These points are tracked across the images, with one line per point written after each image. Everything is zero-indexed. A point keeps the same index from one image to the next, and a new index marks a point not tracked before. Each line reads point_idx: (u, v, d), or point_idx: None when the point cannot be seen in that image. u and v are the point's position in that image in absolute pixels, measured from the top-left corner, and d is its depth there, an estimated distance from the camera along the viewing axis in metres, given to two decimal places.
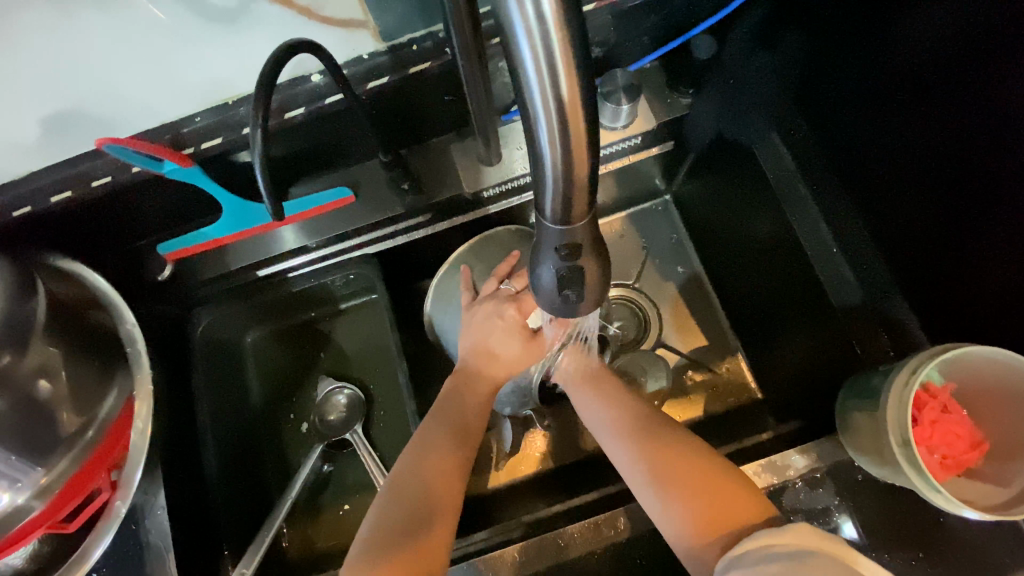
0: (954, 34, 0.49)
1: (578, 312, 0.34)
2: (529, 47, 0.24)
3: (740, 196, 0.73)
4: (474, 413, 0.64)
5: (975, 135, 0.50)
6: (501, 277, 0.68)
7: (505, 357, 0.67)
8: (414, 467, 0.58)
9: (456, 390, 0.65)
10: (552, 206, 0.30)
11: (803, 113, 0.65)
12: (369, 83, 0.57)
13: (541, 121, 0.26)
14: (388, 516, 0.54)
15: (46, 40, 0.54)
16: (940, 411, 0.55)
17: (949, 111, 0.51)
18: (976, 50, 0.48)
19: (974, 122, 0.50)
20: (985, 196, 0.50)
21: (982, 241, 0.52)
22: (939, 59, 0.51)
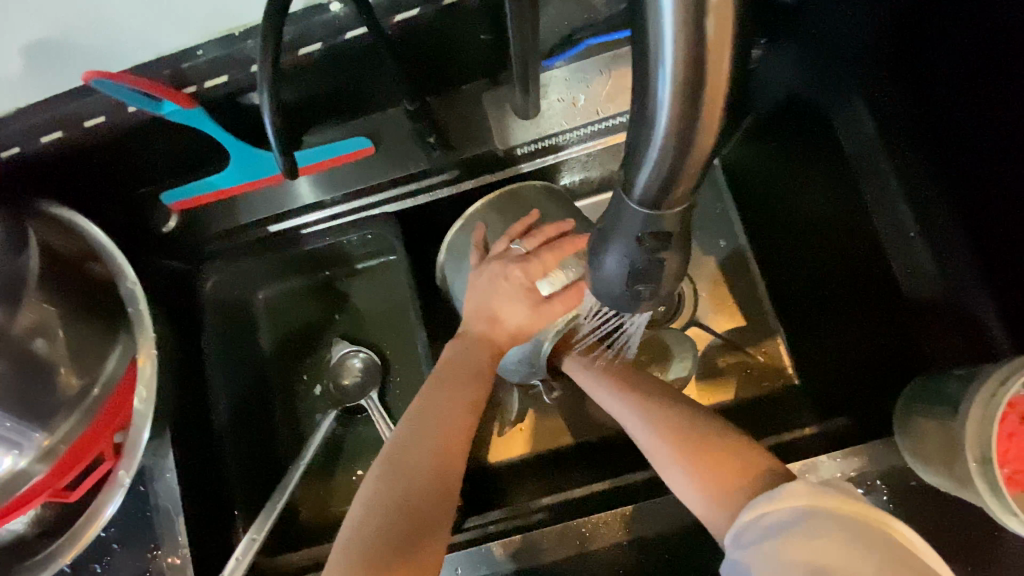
0: None
1: (643, 308, 0.29)
2: None
3: (805, 164, 0.65)
4: (473, 386, 0.57)
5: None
6: (512, 236, 0.60)
7: (518, 331, 0.59)
8: (409, 445, 0.52)
9: (453, 359, 0.58)
10: (645, 183, 0.23)
11: (894, 73, 0.55)
12: (397, 16, 0.50)
13: (665, 67, 0.20)
14: (379, 503, 0.48)
15: None
16: (1018, 423, 0.50)
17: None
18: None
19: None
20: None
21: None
22: None
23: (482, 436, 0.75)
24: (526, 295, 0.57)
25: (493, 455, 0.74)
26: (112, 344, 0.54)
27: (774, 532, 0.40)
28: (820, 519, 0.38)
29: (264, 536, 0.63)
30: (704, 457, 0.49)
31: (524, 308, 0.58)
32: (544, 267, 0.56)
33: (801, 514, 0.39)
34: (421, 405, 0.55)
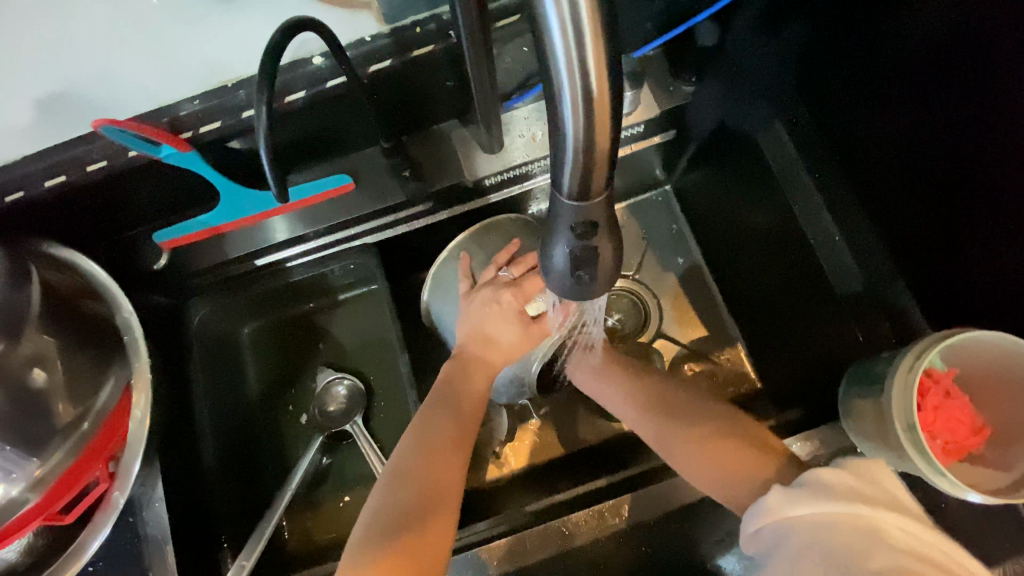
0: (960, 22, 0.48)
1: (592, 293, 0.34)
2: (555, 17, 0.23)
3: (743, 184, 0.73)
4: (471, 403, 0.62)
5: (981, 111, 0.49)
6: (500, 265, 0.66)
7: (502, 346, 0.64)
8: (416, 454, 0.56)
9: (452, 378, 0.63)
10: (569, 183, 0.29)
11: (805, 103, 0.63)
12: (373, 67, 0.54)
13: (564, 92, 0.25)
14: (388, 507, 0.52)
15: (48, 29, 0.52)
16: (943, 397, 0.55)
17: (953, 91, 0.50)
18: (997, 28, 0.46)
19: (985, 98, 0.48)
20: (998, 181, 0.49)
21: (1000, 224, 0.50)
22: (948, 41, 0.50)
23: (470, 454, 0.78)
24: (508, 313, 0.63)
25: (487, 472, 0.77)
26: (104, 376, 0.56)
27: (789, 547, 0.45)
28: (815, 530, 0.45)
29: (253, 562, 0.64)
30: (702, 450, 0.56)
31: (501, 321, 0.63)
32: (533, 289, 0.62)
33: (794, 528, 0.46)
34: (432, 400, 0.61)
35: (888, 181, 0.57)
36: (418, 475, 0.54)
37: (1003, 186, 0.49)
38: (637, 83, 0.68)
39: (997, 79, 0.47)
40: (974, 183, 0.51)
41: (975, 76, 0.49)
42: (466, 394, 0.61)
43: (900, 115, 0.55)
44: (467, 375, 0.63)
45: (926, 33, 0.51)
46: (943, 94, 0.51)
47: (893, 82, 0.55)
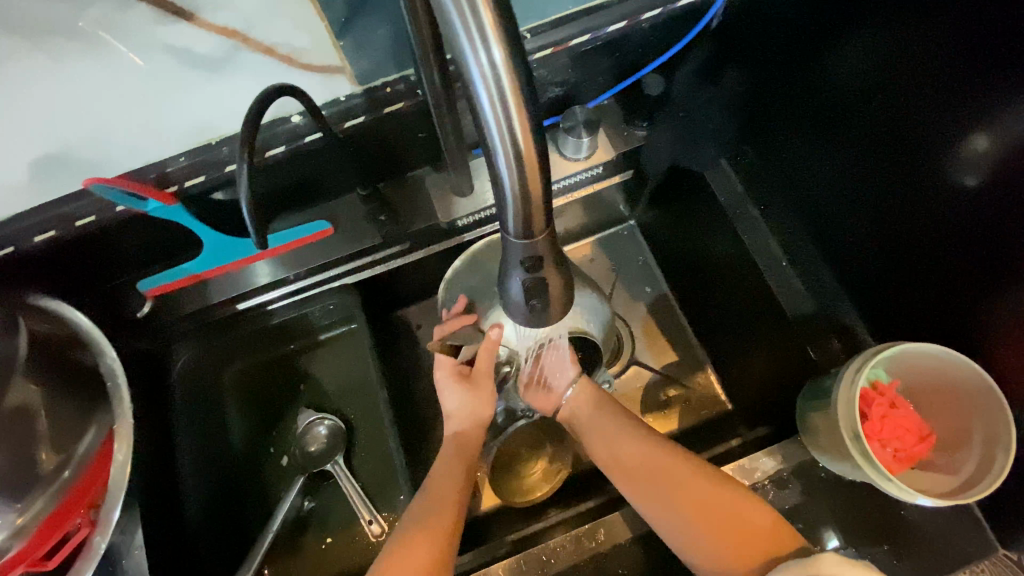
0: (867, 69, 0.56)
1: (546, 320, 0.38)
2: (484, 92, 0.27)
3: (697, 217, 0.78)
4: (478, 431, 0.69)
5: (888, 145, 0.56)
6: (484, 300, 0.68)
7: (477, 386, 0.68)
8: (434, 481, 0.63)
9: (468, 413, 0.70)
10: (514, 226, 0.33)
11: (751, 143, 0.74)
12: (347, 122, 0.60)
13: (499, 152, 0.29)
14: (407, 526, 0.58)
15: None
16: (888, 407, 0.59)
17: (865, 128, 0.58)
18: (891, 79, 0.54)
19: (891, 135, 0.56)
20: (912, 203, 0.56)
21: (921, 242, 0.56)
22: (863, 85, 0.57)
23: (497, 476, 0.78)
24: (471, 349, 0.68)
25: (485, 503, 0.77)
26: (87, 422, 0.58)
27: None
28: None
29: None
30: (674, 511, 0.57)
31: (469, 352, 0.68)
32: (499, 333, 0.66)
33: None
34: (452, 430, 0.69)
35: (825, 205, 0.66)
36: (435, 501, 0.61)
37: (916, 209, 0.56)
38: (594, 130, 0.69)
39: (896, 119, 0.55)
40: (896, 207, 0.58)
41: (881, 118, 0.56)
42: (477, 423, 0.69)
43: (830, 149, 0.63)
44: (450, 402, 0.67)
45: (840, 81, 0.59)
46: (860, 131, 0.59)
47: (823, 120, 0.63)
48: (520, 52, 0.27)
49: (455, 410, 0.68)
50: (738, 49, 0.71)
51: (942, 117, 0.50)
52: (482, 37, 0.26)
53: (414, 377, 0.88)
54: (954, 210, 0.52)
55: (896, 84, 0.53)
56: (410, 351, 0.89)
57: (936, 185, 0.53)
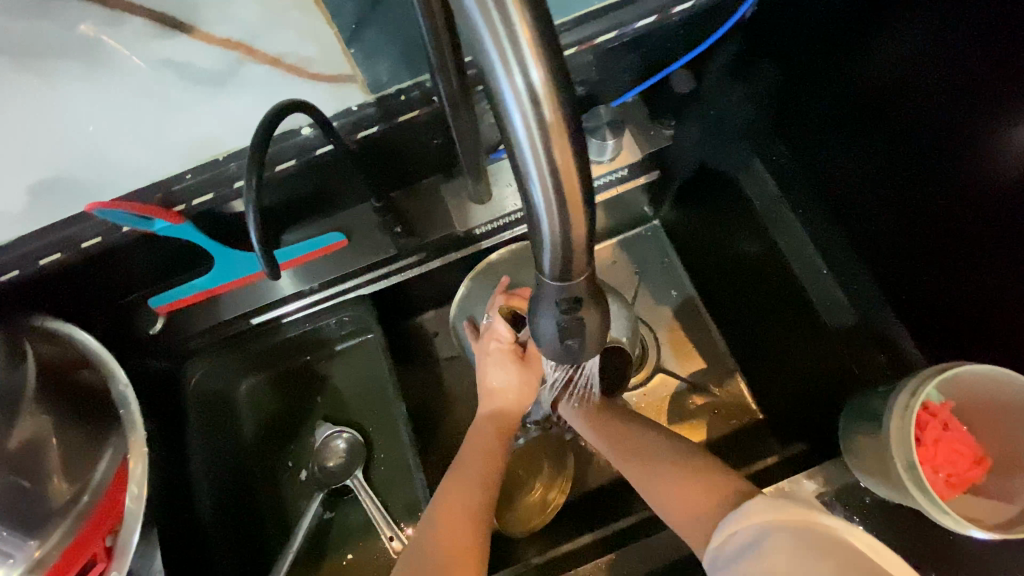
0: (920, 55, 0.50)
1: (581, 358, 0.34)
2: (522, 127, 0.24)
3: (728, 218, 0.74)
4: (486, 460, 0.64)
5: (945, 139, 0.51)
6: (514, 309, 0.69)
7: (506, 390, 0.67)
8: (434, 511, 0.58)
9: (474, 433, 0.67)
10: (550, 265, 0.30)
11: (781, 140, 0.67)
12: (359, 134, 0.55)
13: (535, 185, 0.26)
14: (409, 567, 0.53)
15: (38, 112, 0.54)
16: (941, 429, 0.55)
17: (916, 122, 0.53)
18: (952, 65, 0.48)
19: (948, 127, 0.50)
20: (972, 202, 0.50)
21: (984, 251, 0.51)
22: (914, 72, 0.51)
23: (504, 503, 0.75)
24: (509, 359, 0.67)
25: (511, 519, 0.74)
26: (101, 447, 0.56)
27: (733, 552, 0.45)
28: (779, 532, 0.43)
29: None
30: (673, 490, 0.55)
31: (505, 366, 0.67)
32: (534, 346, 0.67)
33: (760, 531, 0.44)
34: (458, 457, 0.65)
35: (862, 206, 0.60)
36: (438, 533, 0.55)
37: (977, 210, 0.50)
38: (617, 131, 0.67)
39: (954, 108, 0.49)
40: (952, 210, 0.52)
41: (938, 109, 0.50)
42: (484, 451, 0.64)
43: (873, 146, 0.57)
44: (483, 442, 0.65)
45: (891, 71, 0.54)
46: (912, 123, 0.53)
47: (866, 113, 0.57)
48: (561, 75, 0.23)
49: (500, 386, 0.67)
50: (771, 41, 0.65)
51: (1011, 103, 0.45)
52: (518, 57, 0.22)
53: (432, 388, 0.85)
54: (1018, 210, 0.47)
55: (955, 70, 0.48)
56: (428, 361, 0.87)
57: (996, 184, 0.48)
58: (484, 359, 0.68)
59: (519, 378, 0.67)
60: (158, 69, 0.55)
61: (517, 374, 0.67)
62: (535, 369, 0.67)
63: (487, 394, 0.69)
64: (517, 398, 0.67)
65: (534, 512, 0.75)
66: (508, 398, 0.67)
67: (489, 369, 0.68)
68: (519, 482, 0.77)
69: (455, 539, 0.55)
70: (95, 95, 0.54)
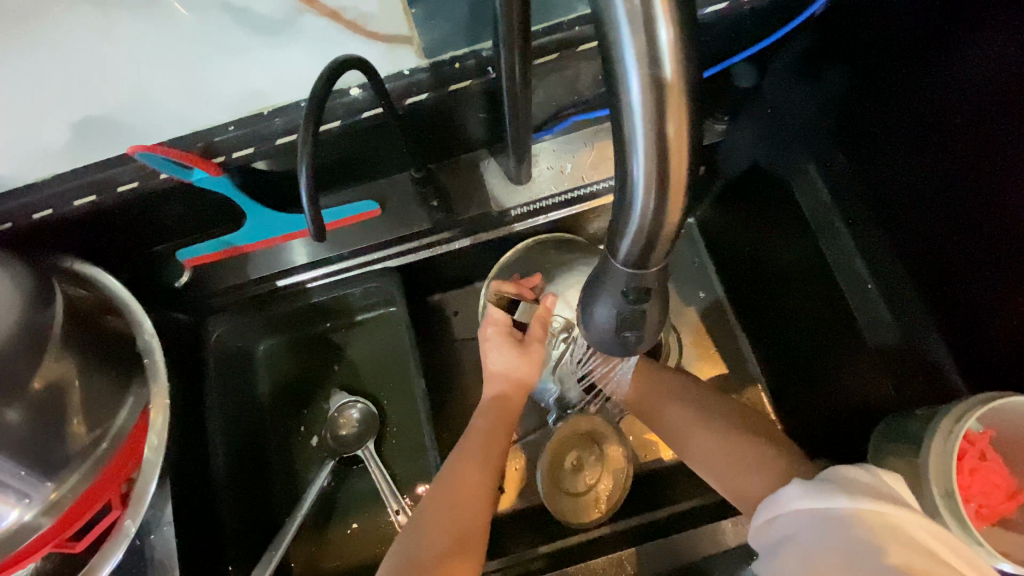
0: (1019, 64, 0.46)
1: (637, 351, 0.33)
2: (638, 101, 0.23)
3: (769, 222, 0.72)
4: (501, 445, 0.62)
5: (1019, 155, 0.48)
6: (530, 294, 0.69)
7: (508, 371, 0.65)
8: (446, 485, 0.58)
9: (493, 407, 0.65)
10: (627, 249, 0.28)
11: (840, 148, 0.64)
12: (409, 99, 0.54)
13: (637, 154, 0.24)
14: (419, 541, 0.53)
15: (67, 46, 0.49)
16: (978, 459, 0.54)
17: (995, 138, 0.49)
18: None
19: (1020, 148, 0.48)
20: None
21: None
22: (1000, 87, 0.48)
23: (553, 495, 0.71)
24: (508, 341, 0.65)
25: (570, 516, 0.69)
26: (124, 395, 0.56)
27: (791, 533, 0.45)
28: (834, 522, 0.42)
29: None
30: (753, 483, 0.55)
31: (505, 348, 0.65)
32: (539, 329, 0.65)
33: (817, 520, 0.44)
34: (471, 430, 0.64)
35: (923, 219, 0.56)
36: (450, 509, 0.55)
37: None
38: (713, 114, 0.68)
39: None
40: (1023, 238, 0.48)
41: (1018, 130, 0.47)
42: (500, 434, 0.63)
43: (938, 157, 0.54)
44: (497, 419, 0.64)
45: (967, 83, 0.50)
46: (997, 135, 0.49)
47: (933, 127, 0.54)
48: (689, 39, 0.22)
49: (500, 368, 0.65)
50: (841, 42, 0.62)
51: None
52: (648, 14, 0.22)
53: (450, 367, 0.85)
54: None
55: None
56: (449, 339, 0.86)
57: None
58: (483, 344, 0.66)
59: (521, 361, 0.65)
60: (205, 13, 0.49)
61: (518, 357, 0.65)
62: (536, 352, 0.65)
63: (490, 378, 0.66)
64: (519, 380, 0.65)
65: (588, 502, 0.70)
66: (510, 381, 0.65)
67: (490, 351, 0.66)
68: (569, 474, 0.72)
69: (454, 524, 0.54)
70: (138, 33, 0.49)
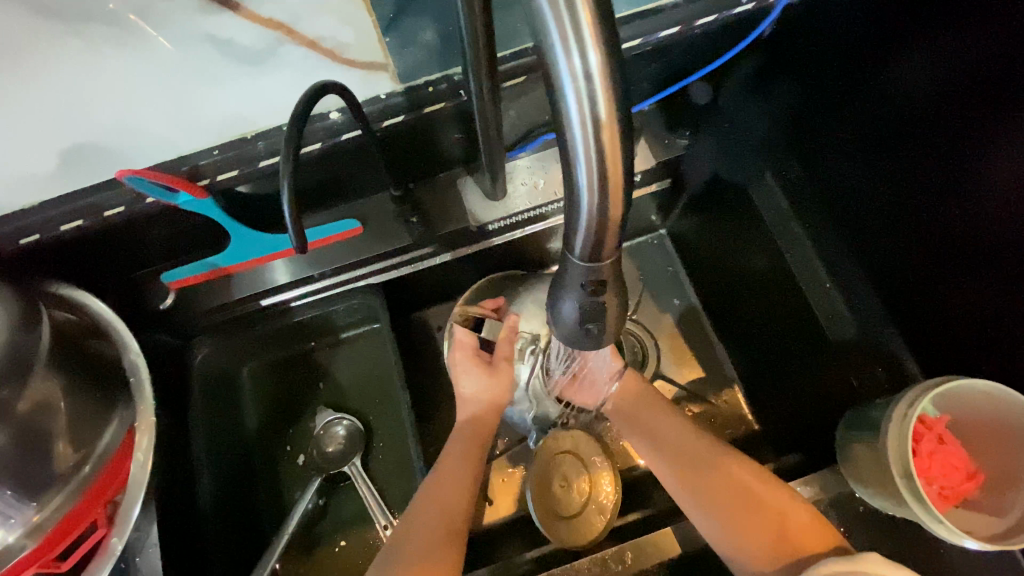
0: (955, 82, 0.51)
1: (601, 343, 0.35)
2: (576, 112, 0.26)
3: (733, 229, 0.76)
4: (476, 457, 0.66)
5: (953, 160, 0.52)
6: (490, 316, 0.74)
7: (481, 393, 0.70)
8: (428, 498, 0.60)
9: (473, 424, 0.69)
10: (581, 244, 0.31)
11: (796, 158, 0.68)
12: (386, 122, 0.56)
13: (580, 159, 0.27)
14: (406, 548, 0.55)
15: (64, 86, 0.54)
16: (936, 443, 0.57)
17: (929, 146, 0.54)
18: (962, 103, 0.50)
19: (950, 153, 0.52)
20: (982, 227, 0.51)
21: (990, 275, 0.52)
22: (938, 102, 0.52)
23: (553, 525, 0.69)
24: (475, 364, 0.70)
25: (567, 534, 0.67)
26: (108, 416, 0.57)
27: None
28: None
29: None
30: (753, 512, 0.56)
31: (473, 370, 0.70)
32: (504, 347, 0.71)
33: None
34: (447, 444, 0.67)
35: (871, 220, 0.61)
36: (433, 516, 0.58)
37: (978, 245, 0.52)
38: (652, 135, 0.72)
39: (964, 130, 0.51)
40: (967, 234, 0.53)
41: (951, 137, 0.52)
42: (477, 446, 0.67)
43: (884, 164, 0.59)
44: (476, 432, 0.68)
45: (907, 96, 0.55)
46: (933, 142, 0.54)
47: (876, 137, 0.59)
48: (616, 58, 0.26)
49: (472, 392, 0.70)
50: (789, 58, 0.68)
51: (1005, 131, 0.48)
52: (577, 36, 0.25)
53: (434, 381, 0.86)
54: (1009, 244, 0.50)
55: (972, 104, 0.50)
56: (432, 353, 0.87)
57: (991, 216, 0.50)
58: (454, 369, 0.71)
59: (490, 381, 0.70)
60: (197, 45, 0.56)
61: (486, 379, 0.70)
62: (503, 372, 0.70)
63: (463, 403, 0.71)
64: (490, 400, 0.70)
65: (588, 520, 0.69)
66: (482, 402, 0.70)
67: (461, 375, 0.71)
68: (557, 496, 0.72)
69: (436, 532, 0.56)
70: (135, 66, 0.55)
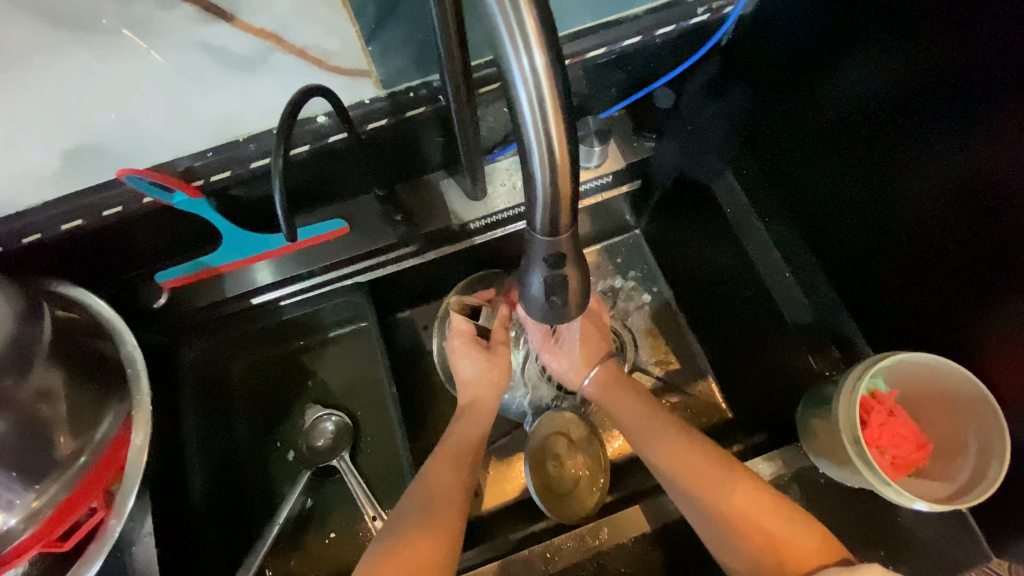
0: (892, 91, 0.55)
1: (566, 315, 0.39)
2: (528, 104, 0.30)
3: (699, 226, 0.81)
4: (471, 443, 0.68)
5: (889, 155, 0.57)
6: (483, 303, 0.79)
7: (480, 377, 0.73)
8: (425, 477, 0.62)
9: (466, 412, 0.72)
10: (541, 220, 0.35)
11: (751, 154, 0.77)
12: (369, 124, 0.61)
13: (533, 145, 0.32)
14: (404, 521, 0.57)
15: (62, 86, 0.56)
16: (887, 415, 0.61)
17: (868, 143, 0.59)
18: (890, 107, 0.55)
19: (885, 150, 0.58)
20: (916, 215, 0.56)
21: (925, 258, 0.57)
22: (872, 105, 0.57)
23: (548, 502, 0.72)
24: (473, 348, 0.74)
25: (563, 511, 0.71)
26: (105, 408, 0.59)
27: None
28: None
29: None
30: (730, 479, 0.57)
31: (471, 354, 0.73)
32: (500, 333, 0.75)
33: None
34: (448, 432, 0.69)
35: (824, 213, 0.67)
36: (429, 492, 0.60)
37: (915, 231, 0.57)
38: (605, 139, 0.72)
39: (894, 128, 0.56)
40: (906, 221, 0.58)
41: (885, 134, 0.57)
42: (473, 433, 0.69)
43: (833, 161, 0.64)
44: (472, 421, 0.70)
45: (845, 100, 0.60)
46: (872, 140, 0.59)
47: (825, 136, 0.64)
48: (560, 57, 0.30)
49: (472, 376, 0.73)
50: (745, 67, 0.74)
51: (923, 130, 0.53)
52: (525, 39, 0.29)
53: (419, 377, 0.89)
54: (940, 229, 0.55)
55: (897, 106, 0.55)
56: (418, 351, 0.90)
57: (923, 204, 0.55)
58: (452, 355, 0.74)
59: (490, 366, 0.73)
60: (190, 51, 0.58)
61: (485, 364, 0.73)
62: (501, 354, 0.74)
63: (463, 386, 0.74)
64: (488, 384, 0.73)
65: (582, 495, 0.73)
66: (480, 385, 0.73)
67: (459, 362, 0.74)
68: (554, 476, 0.75)
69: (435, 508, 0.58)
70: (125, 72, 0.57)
